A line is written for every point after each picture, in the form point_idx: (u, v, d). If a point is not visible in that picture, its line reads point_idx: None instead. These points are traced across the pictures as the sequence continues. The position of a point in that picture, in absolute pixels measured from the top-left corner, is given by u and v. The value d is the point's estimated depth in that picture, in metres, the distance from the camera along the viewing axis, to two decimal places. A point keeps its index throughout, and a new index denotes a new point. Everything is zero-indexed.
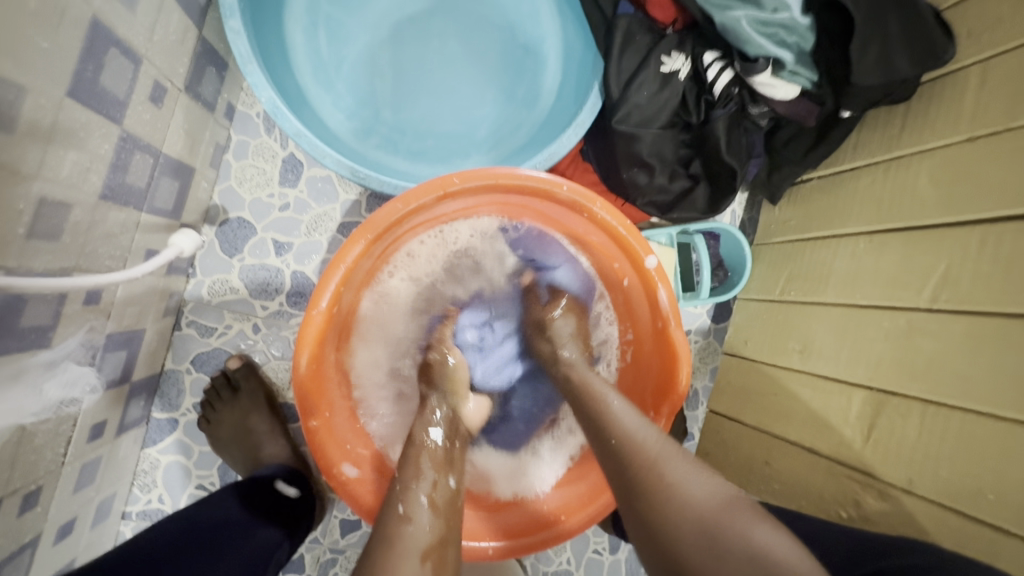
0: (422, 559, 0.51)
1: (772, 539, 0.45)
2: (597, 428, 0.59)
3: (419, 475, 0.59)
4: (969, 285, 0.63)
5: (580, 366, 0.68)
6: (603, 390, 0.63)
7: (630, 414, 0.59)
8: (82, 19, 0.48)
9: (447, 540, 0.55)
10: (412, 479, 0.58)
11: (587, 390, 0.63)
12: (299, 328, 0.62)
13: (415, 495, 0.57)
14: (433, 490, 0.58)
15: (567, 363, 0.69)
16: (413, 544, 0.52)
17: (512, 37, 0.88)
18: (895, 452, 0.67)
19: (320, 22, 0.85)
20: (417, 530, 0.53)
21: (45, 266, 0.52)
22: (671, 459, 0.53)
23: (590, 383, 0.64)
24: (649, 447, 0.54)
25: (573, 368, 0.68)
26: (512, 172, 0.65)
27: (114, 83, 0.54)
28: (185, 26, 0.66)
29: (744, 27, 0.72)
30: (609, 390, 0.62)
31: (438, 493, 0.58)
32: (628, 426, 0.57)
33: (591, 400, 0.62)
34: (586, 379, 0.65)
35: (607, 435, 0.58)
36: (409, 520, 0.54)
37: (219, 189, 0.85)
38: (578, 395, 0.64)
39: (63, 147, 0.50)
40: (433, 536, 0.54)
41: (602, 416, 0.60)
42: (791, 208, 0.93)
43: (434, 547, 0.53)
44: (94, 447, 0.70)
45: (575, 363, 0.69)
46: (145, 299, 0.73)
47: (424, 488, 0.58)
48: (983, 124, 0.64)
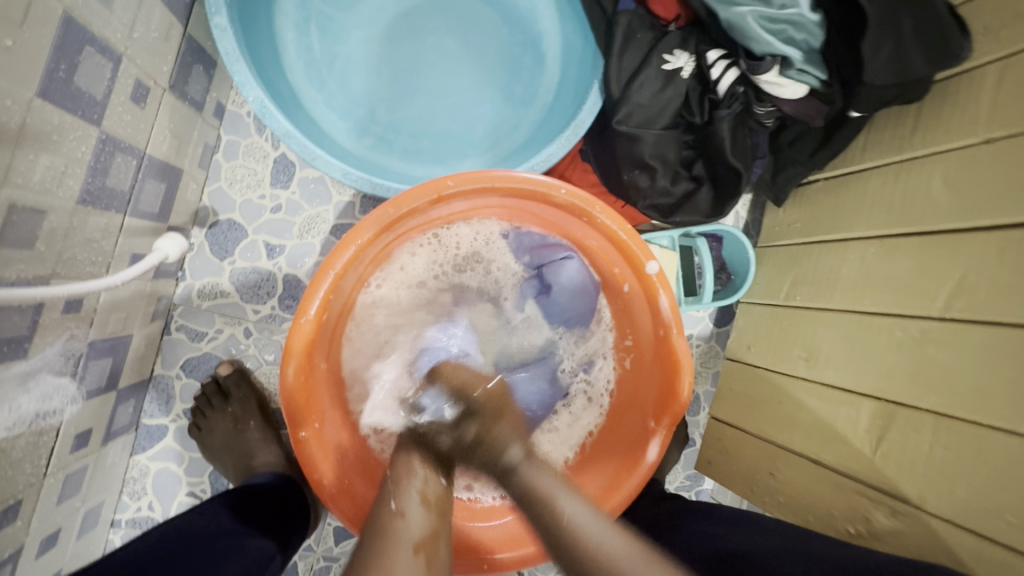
0: (414, 552, 0.52)
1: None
2: (550, 534, 0.54)
3: (411, 473, 0.59)
4: (985, 295, 0.60)
5: (526, 465, 0.59)
6: (557, 492, 0.57)
7: (586, 517, 0.55)
8: (51, 17, 0.46)
9: (439, 533, 0.55)
10: (405, 474, 0.59)
11: (537, 496, 0.57)
12: (286, 338, 0.60)
13: (407, 490, 0.57)
14: (425, 484, 0.59)
15: (505, 466, 0.60)
16: (405, 537, 0.53)
17: (509, 34, 0.85)
18: (907, 466, 0.65)
19: (312, 19, 0.82)
20: (410, 525, 0.54)
21: (19, 274, 0.50)
22: (631, 556, 0.51)
23: (541, 487, 0.57)
24: (612, 549, 0.51)
25: (522, 474, 0.59)
26: (508, 175, 0.63)
27: (90, 83, 0.52)
28: (168, 23, 0.64)
29: (750, 23, 0.69)
30: (564, 496, 0.57)
31: (431, 487, 0.59)
32: (593, 539, 0.53)
33: (549, 521, 0.55)
34: (535, 481, 0.58)
35: (567, 547, 0.53)
36: (402, 514, 0.55)
37: (210, 189, 0.83)
38: (529, 504, 0.57)
39: (34, 150, 0.48)
40: (425, 531, 0.55)
41: (555, 523, 0.54)
42: (796, 210, 0.90)
43: (426, 541, 0.54)
44: (79, 457, 0.68)
45: (519, 460, 0.60)
46: (131, 305, 0.71)
47: (416, 484, 0.58)
48: (1001, 125, 0.62)
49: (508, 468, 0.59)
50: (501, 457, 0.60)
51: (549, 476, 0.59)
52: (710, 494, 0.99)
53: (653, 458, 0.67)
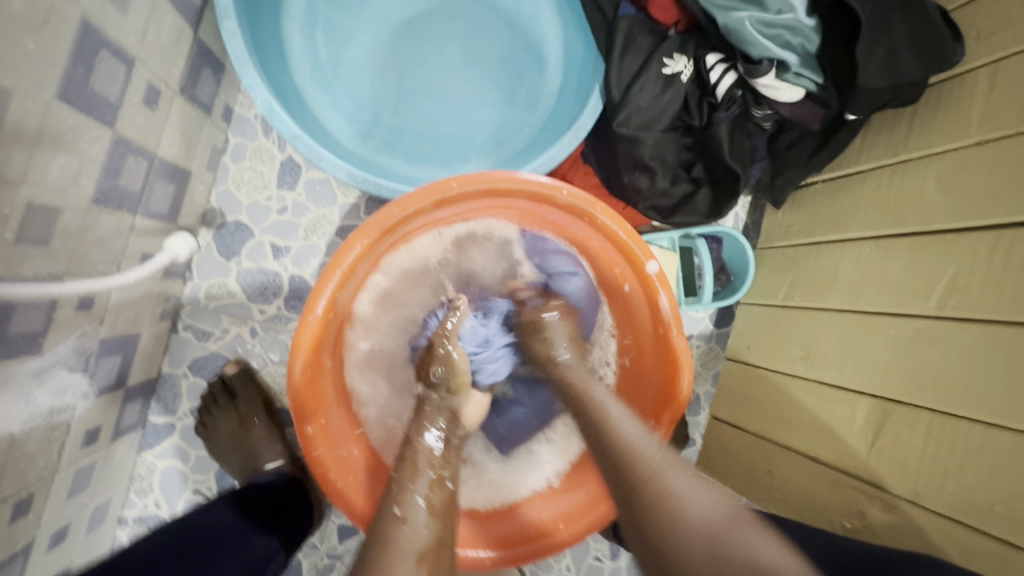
0: (418, 562, 0.52)
1: (772, 553, 0.47)
2: (585, 416, 0.64)
3: (416, 478, 0.60)
4: (977, 293, 0.61)
5: (571, 366, 0.71)
6: (605, 397, 0.65)
7: (630, 424, 0.61)
8: (69, 22, 0.47)
9: (442, 543, 0.55)
10: (409, 480, 0.59)
11: (584, 398, 0.66)
12: (294, 335, 0.61)
13: (410, 495, 0.57)
14: (429, 490, 0.59)
15: (559, 365, 0.71)
16: (406, 544, 0.52)
17: (511, 39, 0.87)
18: (902, 463, 0.66)
19: (318, 24, 0.84)
20: (412, 532, 0.54)
21: (34, 271, 0.51)
22: (669, 465, 0.56)
23: (584, 384, 0.67)
24: (650, 459, 0.57)
25: (570, 372, 0.69)
26: (511, 176, 0.64)
27: (105, 86, 0.54)
28: (180, 28, 0.65)
29: (747, 28, 0.71)
30: (611, 401, 0.64)
31: (435, 494, 0.59)
32: (630, 438, 0.59)
33: (588, 402, 0.65)
34: (586, 383, 0.67)
35: (608, 442, 0.60)
36: (405, 522, 0.54)
37: (217, 191, 0.84)
38: (577, 403, 0.66)
39: (51, 150, 0.49)
40: (431, 541, 0.54)
41: (601, 422, 0.62)
42: (795, 212, 0.92)
43: (429, 550, 0.53)
44: (88, 453, 0.69)
45: (570, 365, 0.71)
46: (140, 303, 0.72)
47: (421, 488, 0.58)
48: (993, 128, 0.63)
49: (560, 369, 0.70)
50: (552, 363, 0.71)
51: (597, 385, 0.67)
52: None
53: None
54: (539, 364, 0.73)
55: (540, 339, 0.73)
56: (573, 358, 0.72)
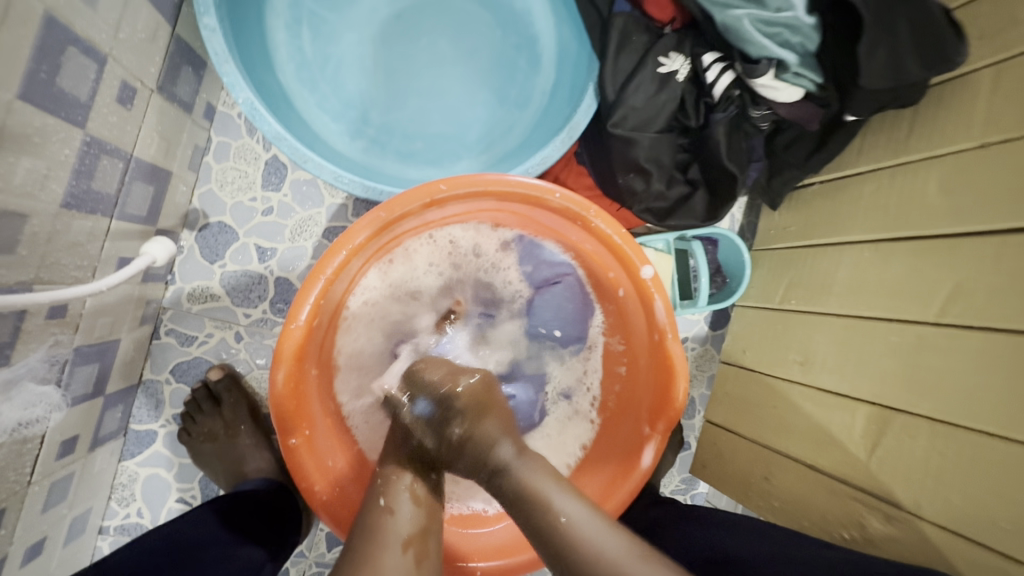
0: (404, 547, 0.52)
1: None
2: (531, 524, 0.51)
3: (399, 471, 0.59)
4: (980, 301, 0.60)
5: (520, 462, 0.55)
6: (551, 488, 0.53)
7: (584, 516, 0.50)
8: (32, 18, 0.45)
9: (428, 530, 0.55)
10: (395, 471, 0.58)
11: (526, 492, 0.53)
12: (276, 344, 0.59)
13: (396, 487, 0.57)
14: (416, 482, 0.58)
15: (503, 464, 0.55)
16: (394, 534, 0.52)
17: (503, 36, 0.84)
18: (901, 473, 0.65)
19: (304, 19, 0.81)
20: (398, 522, 0.53)
21: (0, 280, 0.49)
22: (633, 563, 0.46)
23: (534, 482, 0.53)
24: (611, 561, 0.46)
25: (517, 472, 0.54)
26: (502, 179, 0.62)
27: (74, 84, 0.51)
28: (156, 23, 0.62)
29: (746, 26, 0.69)
30: (559, 492, 0.52)
31: (420, 485, 0.58)
32: (588, 538, 0.48)
33: (533, 507, 0.52)
34: (530, 480, 0.53)
35: (559, 546, 0.48)
36: (391, 512, 0.54)
37: (200, 192, 0.82)
38: (521, 508, 0.52)
39: (15, 153, 0.47)
40: (415, 528, 0.54)
41: (549, 525, 0.50)
42: (791, 213, 0.90)
43: (416, 537, 0.53)
44: (64, 465, 0.67)
45: (511, 460, 0.55)
46: (118, 309, 0.70)
47: (407, 481, 0.58)
48: (997, 131, 0.62)
49: (499, 467, 0.55)
50: (489, 456, 0.56)
51: (543, 471, 0.55)
52: (705, 498, 0.99)
53: (647, 464, 0.67)
54: (471, 468, 0.57)
55: (476, 422, 0.58)
56: (514, 448, 0.56)
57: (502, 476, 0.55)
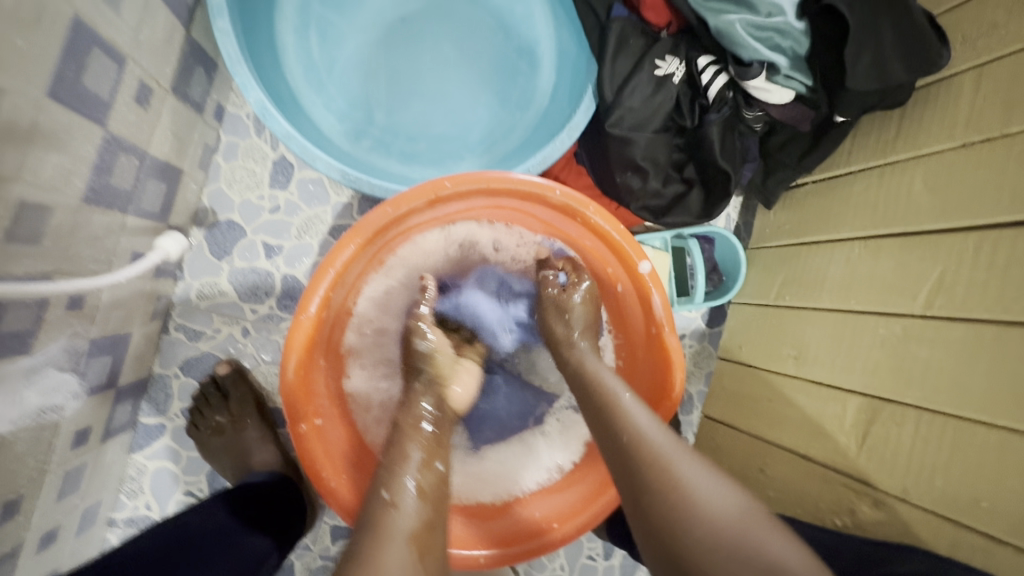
0: (407, 542, 0.50)
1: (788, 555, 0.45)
2: (599, 416, 0.60)
3: (406, 457, 0.58)
4: (964, 293, 0.62)
5: (592, 358, 0.68)
6: (616, 382, 0.63)
7: (640, 409, 0.59)
8: (61, 20, 0.47)
9: (434, 525, 0.54)
10: (400, 464, 0.57)
11: (597, 386, 0.62)
12: (287, 334, 0.60)
13: (401, 480, 0.55)
14: (420, 472, 0.57)
15: (577, 361, 0.68)
16: (397, 529, 0.51)
17: (505, 40, 0.87)
18: (891, 461, 0.67)
19: (312, 23, 0.84)
20: (401, 516, 0.52)
21: (25, 270, 0.51)
22: (683, 456, 0.53)
23: (601, 374, 0.64)
24: (663, 448, 0.54)
25: (587, 360, 0.67)
26: (504, 176, 0.64)
27: (97, 84, 0.53)
28: (172, 26, 0.65)
29: (739, 30, 0.71)
30: (623, 385, 0.62)
31: (425, 476, 0.57)
32: (640, 427, 0.56)
33: (600, 391, 0.62)
34: (597, 369, 0.65)
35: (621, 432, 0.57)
36: (395, 506, 0.53)
37: (209, 191, 0.84)
38: (590, 388, 0.64)
39: (43, 149, 0.49)
40: (418, 521, 0.52)
41: (614, 411, 0.59)
42: (785, 212, 0.93)
43: (420, 533, 0.52)
44: (78, 454, 0.69)
45: (588, 355, 0.68)
46: (132, 303, 0.71)
47: (412, 471, 0.57)
48: (978, 130, 0.64)
49: (578, 356, 0.68)
50: (570, 348, 0.70)
51: (610, 373, 0.64)
52: None
53: None
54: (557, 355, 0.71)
55: (572, 294, 0.73)
56: (591, 345, 0.70)
57: (578, 366, 0.67)
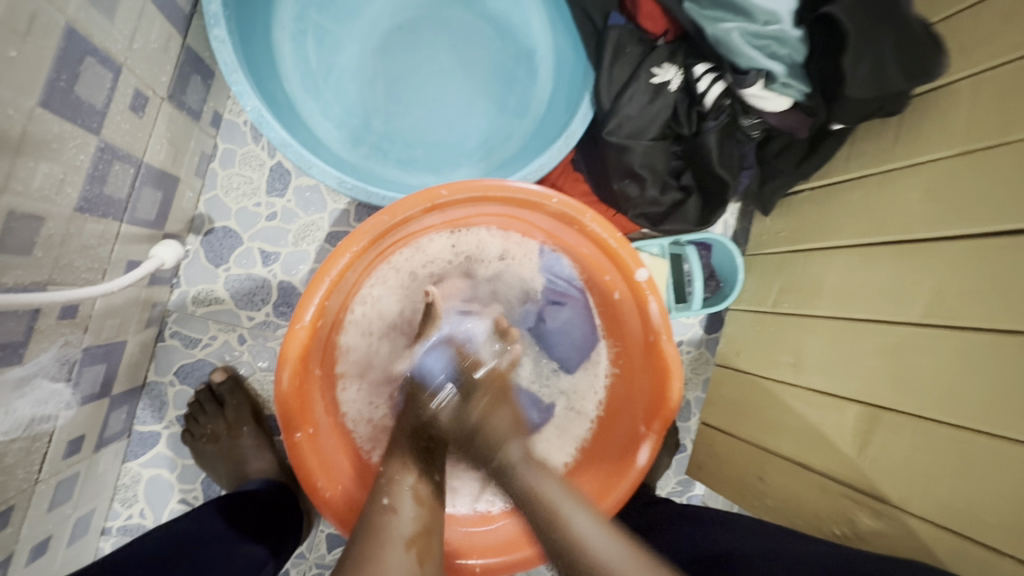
0: (407, 546, 0.53)
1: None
2: (553, 545, 0.53)
3: (404, 471, 0.60)
4: (963, 302, 0.62)
5: (526, 466, 0.60)
6: (563, 503, 0.56)
7: (592, 530, 0.53)
8: (53, 29, 0.47)
9: (432, 529, 0.56)
10: (397, 473, 0.60)
11: (543, 511, 0.55)
12: (282, 343, 0.60)
13: (400, 487, 0.58)
14: (417, 481, 0.60)
15: (513, 469, 0.60)
16: (395, 534, 0.54)
17: (503, 47, 0.87)
18: (890, 470, 0.66)
19: (309, 31, 0.84)
20: (400, 521, 0.55)
21: (16, 280, 0.51)
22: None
23: (544, 492, 0.57)
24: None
25: (524, 476, 0.59)
26: (501, 184, 0.64)
27: (91, 93, 0.53)
28: (168, 34, 0.65)
29: (735, 39, 0.71)
30: (572, 507, 0.55)
31: (423, 486, 0.59)
32: (602, 557, 0.50)
33: (548, 520, 0.55)
34: (538, 484, 0.58)
35: (574, 562, 0.51)
36: (393, 510, 0.56)
37: (205, 198, 0.84)
38: (531, 509, 0.57)
39: (35, 158, 0.49)
40: (417, 527, 0.55)
41: (568, 543, 0.52)
42: (783, 219, 0.93)
43: (417, 537, 0.55)
44: (70, 464, 0.68)
45: (520, 460, 0.61)
46: (126, 311, 0.71)
47: (410, 481, 0.59)
48: (976, 139, 0.64)
49: (508, 466, 0.60)
50: (500, 453, 0.61)
51: (552, 487, 0.58)
52: (701, 500, 1.00)
53: (644, 462, 0.68)
54: (489, 468, 0.62)
55: (489, 414, 0.65)
56: (521, 450, 0.62)
57: (512, 474, 0.60)
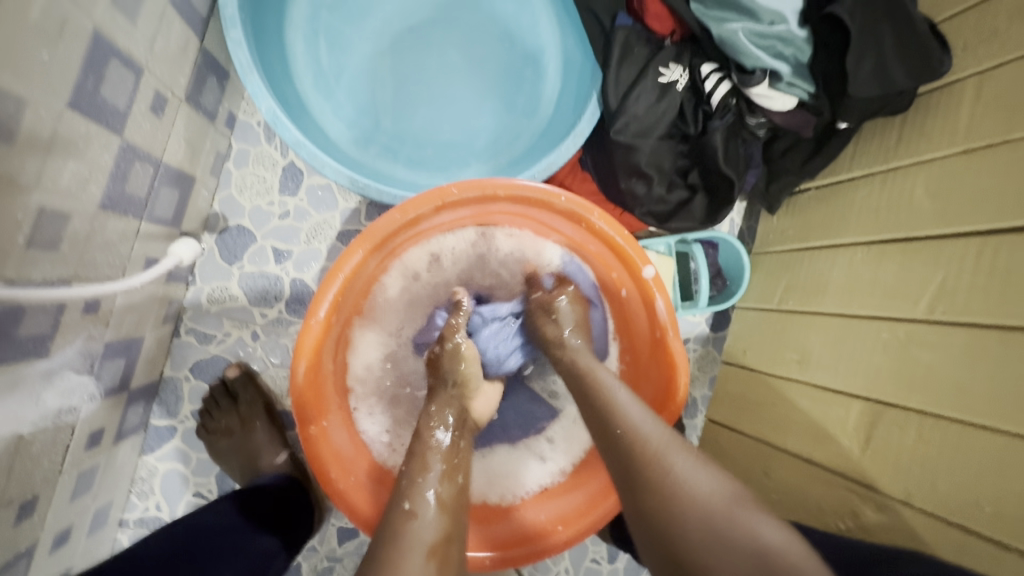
0: (427, 557, 0.50)
1: (778, 538, 0.46)
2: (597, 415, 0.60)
3: (426, 470, 0.58)
4: (966, 298, 0.63)
5: (587, 356, 0.67)
6: (609, 380, 0.62)
7: (631, 402, 0.59)
8: (81, 33, 0.48)
9: (452, 536, 0.54)
10: (419, 474, 0.58)
11: (589, 382, 0.62)
12: (297, 337, 0.62)
13: (420, 490, 0.56)
14: (439, 483, 0.57)
15: (570, 351, 0.68)
16: (417, 539, 0.51)
17: (510, 48, 0.88)
18: (895, 464, 0.67)
19: (321, 33, 0.85)
20: (423, 528, 0.52)
21: (44, 275, 0.52)
22: (672, 450, 0.54)
23: (592, 371, 0.64)
24: (655, 441, 0.54)
25: (579, 357, 0.66)
26: (511, 182, 0.66)
27: (114, 94, 0.55)
28: (186, 37, 0.66)
29: (741, 39, 0.72)
30: (616, 384, 0.61)
31: (445, 488, 0.57)
32: (632, 419, 0.57)
33: (593, 389, 0.62)
34: (591, 367, 0.65)
35: (614, 425, 0.57)
36: (415, 515, 0.53)
37: (220, 197, 0.86)
38: (584, 391, 0.63)
39: (63, 158, 0.50)
40: (439, 534, 0.53)
41: (605, 407, 0.59)
42: (789, 218, 0.93)
43: (439, 545, 0.52)
44: (92, 455, 0.70)
45: (579, 349, 0.68)
46: (144, 307, 0.73)
47: (432, 483, 0.57)
48: (979, 136, 0.65)
49: (573, 350, 0.68)
50: (563, 341, 0.69)
51: (602, 370, 0.64)
52: None
53: None
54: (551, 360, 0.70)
55: (567, 301, 0.74)
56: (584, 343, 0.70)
57: (572, 358, 0.67)
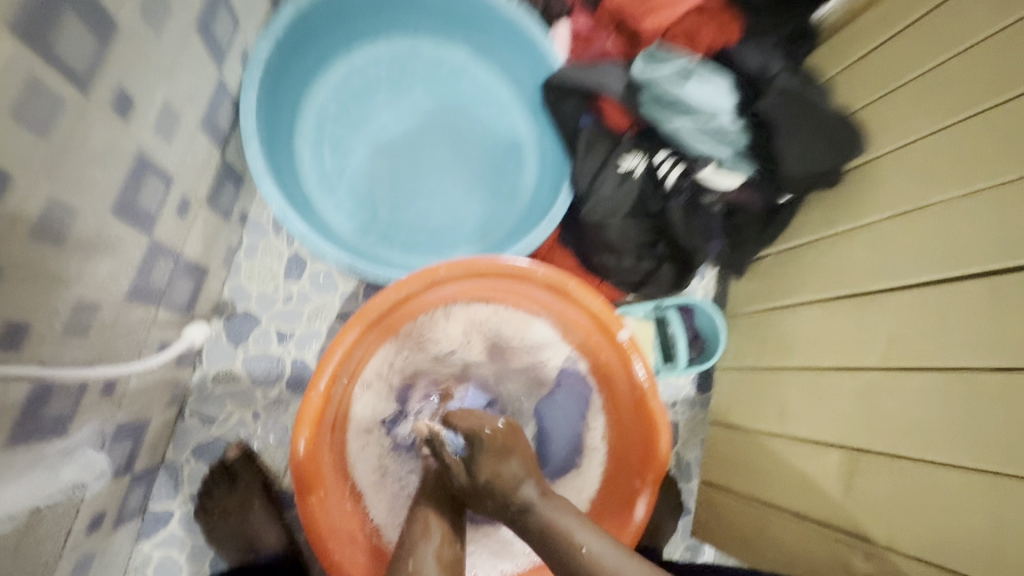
0: None
1: None
2: (550, 551, 0.63)
3: (427, 534, 0.68)
4: (914, 344, 0.68)
5: (542, 504, 0.67)
6: (574, 527, 0.63)
7: (605, 549, 0.60)
8: (127, 153, 0.58)
9: None
10: (420, 538, 0.68)
11: (550, 536, 0.63)
12: (299, 409, 0.68)
13: (423, 553, 0.66)
14: (440, 546, 0.68)
15: (530, 508, 0.67)
16: None
17: (491, 145, 1.01)
18: (873, 510, 0.69)
19: (325, 141, 0.98)
20: None
21: (73, 358, 0.58)
22: None
23: (558, 522, 0.64)
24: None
25: (535, 513, 0.66)
26: (494, 261, 0.74)
27: (148, 200, 0.64)
28: (210, 151, 0.77)
29: (685, 133, 0.86)
30: (581, 529, 0.63)
31: (445, 551, 0.68)
32: (607, 568, 0.59)
33: (561, 543, 0.62)
34: (552, 518, 0.65)
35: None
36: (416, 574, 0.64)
37: (230, 285, 0.93)
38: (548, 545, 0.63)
39: (101, 256, 0.58)
40: None
41: (572, 562, 0.60)
42: (754, 281, 1.02)
43: None
44: (91, 541, 0.71)
45: (535, 502, 0.67)
46: (154, 390, 0.78)
47: (433, 546, 0.67)
48: (906, 201, 0.72)
49: (525, 508, 0.67)
50: (513, 498, 0.67)
51: (564, 520, 0.64)
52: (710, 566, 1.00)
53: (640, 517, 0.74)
54: (507, 517, 0.68)
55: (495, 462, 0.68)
56: (536, 491, 0.68)
57: (526, 517, 0.66)
